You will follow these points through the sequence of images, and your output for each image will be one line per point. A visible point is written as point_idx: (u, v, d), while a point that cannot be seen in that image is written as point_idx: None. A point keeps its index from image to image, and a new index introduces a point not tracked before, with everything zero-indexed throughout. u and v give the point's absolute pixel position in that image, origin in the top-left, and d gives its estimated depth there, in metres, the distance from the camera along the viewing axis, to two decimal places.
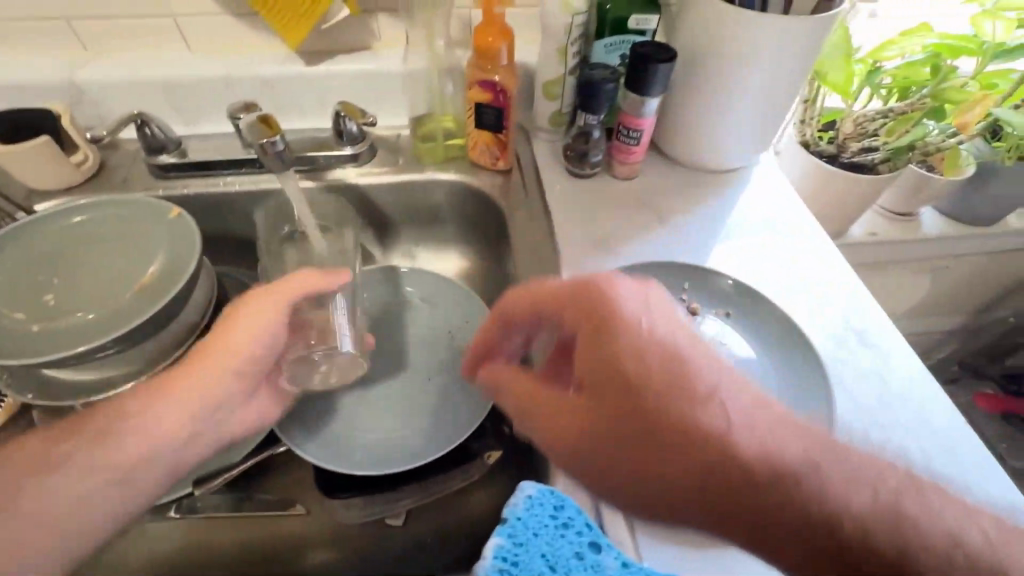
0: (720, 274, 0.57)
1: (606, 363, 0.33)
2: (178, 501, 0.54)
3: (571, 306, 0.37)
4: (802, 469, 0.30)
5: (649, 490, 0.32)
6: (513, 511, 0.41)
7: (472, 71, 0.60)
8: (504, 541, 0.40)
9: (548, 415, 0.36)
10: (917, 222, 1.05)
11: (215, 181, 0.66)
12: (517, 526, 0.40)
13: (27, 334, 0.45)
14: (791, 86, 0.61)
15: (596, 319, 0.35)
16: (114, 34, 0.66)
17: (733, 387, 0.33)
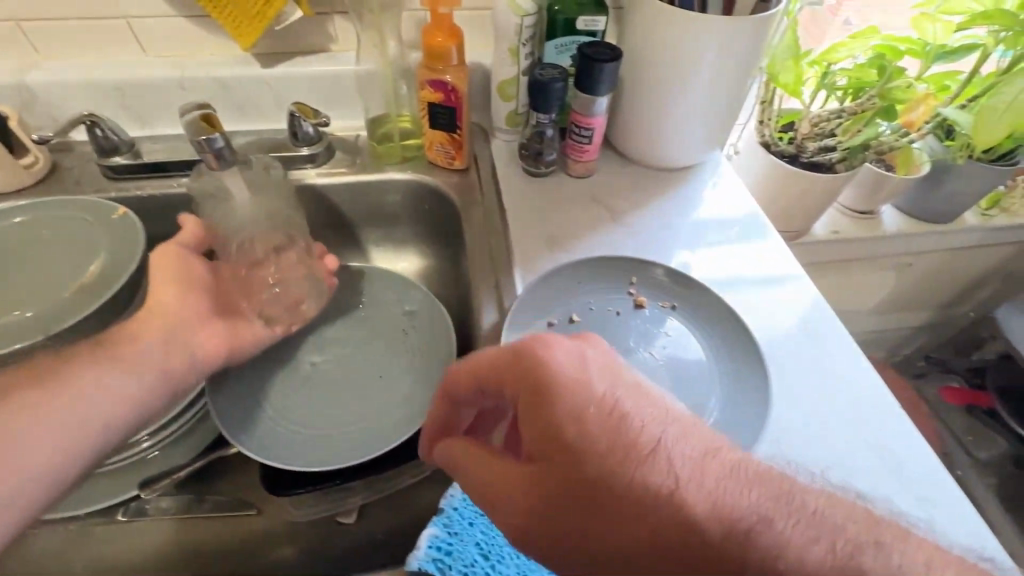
0: (653, 263, 0.56)
1: (550, 433, 0.33)
2: (125, 505, 0.54)
3: (510, 374, 0.36)
4: (754, 524, 0.30)
5: (608, 557, 0.32)
6: (450, 503, 0.44)
7: (423, 71, 0.60)
8: (439, 531, 0.42)
9: (498, 494, 0.35)
10: (877, 220, 1.07)
11: (170, 182, 0.66)
12: (452, 516, 0.43)
13: None
14: (735, 84, 0.62)
15: (536, 387, 0.34)
16: (65, 36, 0.65)
17: (679, 445, 0.33)
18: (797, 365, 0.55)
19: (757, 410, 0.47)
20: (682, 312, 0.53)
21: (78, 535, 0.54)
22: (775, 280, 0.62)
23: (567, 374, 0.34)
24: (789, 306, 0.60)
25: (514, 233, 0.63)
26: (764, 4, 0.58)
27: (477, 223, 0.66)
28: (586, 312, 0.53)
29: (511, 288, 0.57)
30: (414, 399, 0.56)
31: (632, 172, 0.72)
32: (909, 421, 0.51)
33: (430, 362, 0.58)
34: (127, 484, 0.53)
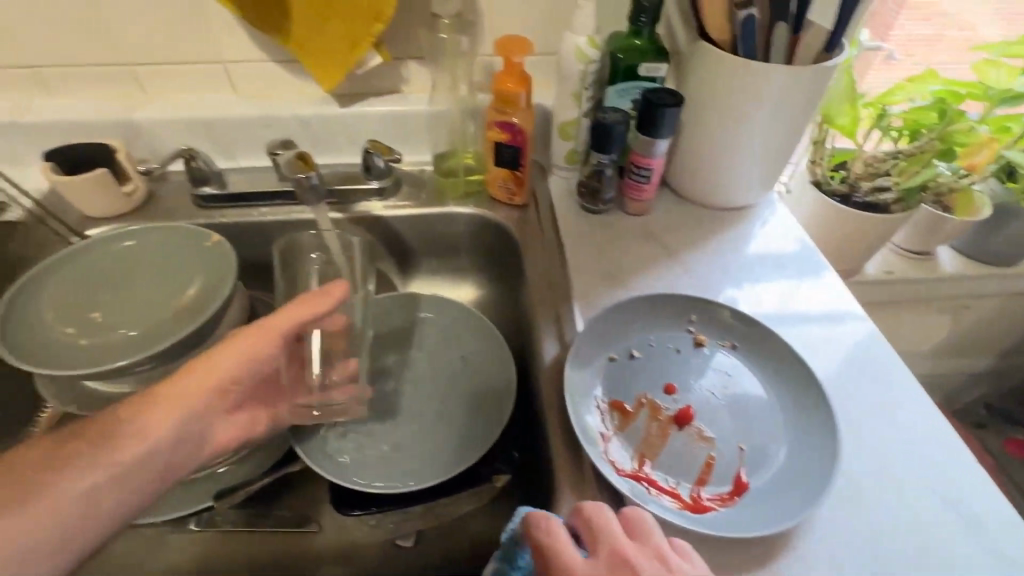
0: (723, 304, 0.57)
1: None
2: (197, 515, 0.56)
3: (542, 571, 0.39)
4: None
5: None
6: (511, 534, 0.42)
7: (492, 114, 0.64)
8: (501, 564, 0.42)
9: None
10: (935, 261, 1.05)
11: (251, 211, 0.72)
12: (513, 549, 0.42)
13: (75, 348, 0.49)
14: (794, 128, 0.63)
15: None
16: (170, 78, 0.73)
17: None
18: (862, 408, 0.54)
19: (825, 449, 0.45)
20: (741, 351, 0.54)
21: (153, 541, 0.57)
22: (835, 321, 0.62)
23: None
24: (852, 348, 0.59)
25: (573, 268, 0.64)
26: (825, 54, 0.59)
27: (536, 256, 0.68)
28: (646, 347, 0.54)
29: (571, 321, 0.58)
30: (473, 429, 0.57)
31: (686, 211, 0.73)
32: (983, 473, 0.50)
33: (490, 391, 0.60)
34: (201, 495, 0.56)
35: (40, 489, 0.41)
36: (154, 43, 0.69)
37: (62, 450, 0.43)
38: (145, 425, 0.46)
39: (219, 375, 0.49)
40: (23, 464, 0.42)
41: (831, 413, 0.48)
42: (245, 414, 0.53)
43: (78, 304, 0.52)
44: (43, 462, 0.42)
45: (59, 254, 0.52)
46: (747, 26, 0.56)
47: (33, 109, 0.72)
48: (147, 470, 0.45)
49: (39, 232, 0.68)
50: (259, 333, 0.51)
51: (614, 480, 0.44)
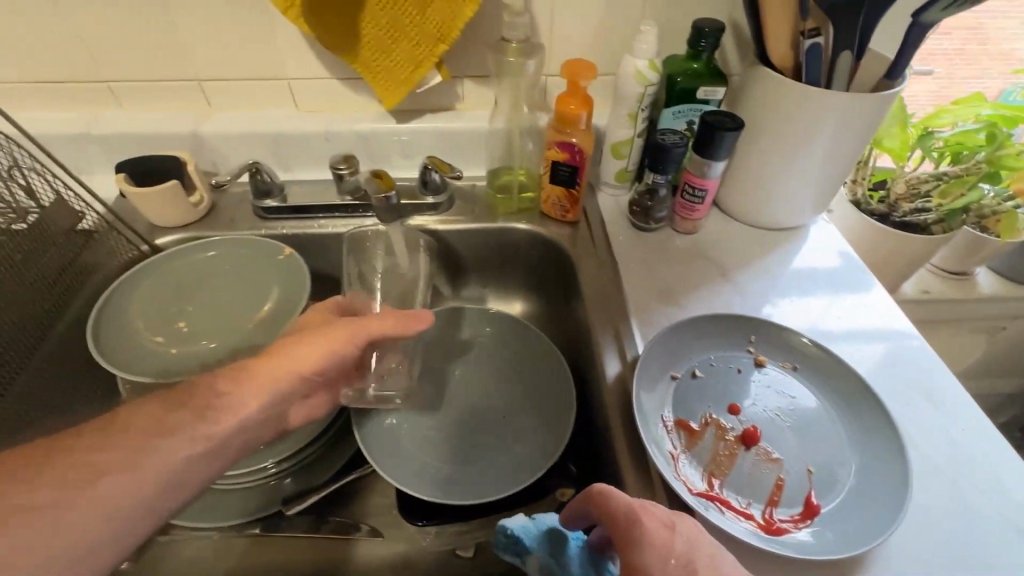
0: (795, 330, 0.57)
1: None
2: (263, 519, 0.58)
3: (602, 515, 0.40)
4: None
5: None
6: (540, 516, 0.50)
7: (552, 133, 0.66)
8: (521, 529, 0.48)
9: None
10: (973, 282, 1.04)
11: (311, 222, 0.74)
12: (537, 525, 0.49)
13: (165, 357, 0.51)
14: (851, 152, 0.64)
15: (622, 537, 0.38)
16: (236, 94, 0.75)
17: None
18: (926, 432, 0.53)
19: (895, 472, 0.45)
20: (803, 373, 0.54)
21: (216, 545, 0.58)
22: (891, 344, 0.62)
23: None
24: (913, 370, 0.59)
25: (627, 286, 0.66)
26: (887, 81, 0.59)
27: (589, 272, 0.69)
28: (707, 367, 0.55)
29: (631, 339, 0.59)
30: (534, 449, 0.58)
31: (735, 230, 0.74)
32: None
33: (548, 405, 0.61)
34: (271, 500, 0.58)
35: (149, 454, 0.39)
36: (224, 59, 0.72)
37: (164, 418, 0.41)
38: (238, 401, 0.45)
39: (306, 366, 0.49)
40: (130, 427, 0.40)
41: (898, 437, 0.48)
42: (313, 402, 0.52)
43: (166, 315, 0.54)
44: (148, 428, 0.40)
45: (145, 262, 0.54)
46: (812, 54, 0.57)
47: (105, 121, 0.74)
48: (235, 446, 0.44)
49: (109, 239, 0.67)
50: (336, 334, 0.51)
51: (689, 500, 0.44)
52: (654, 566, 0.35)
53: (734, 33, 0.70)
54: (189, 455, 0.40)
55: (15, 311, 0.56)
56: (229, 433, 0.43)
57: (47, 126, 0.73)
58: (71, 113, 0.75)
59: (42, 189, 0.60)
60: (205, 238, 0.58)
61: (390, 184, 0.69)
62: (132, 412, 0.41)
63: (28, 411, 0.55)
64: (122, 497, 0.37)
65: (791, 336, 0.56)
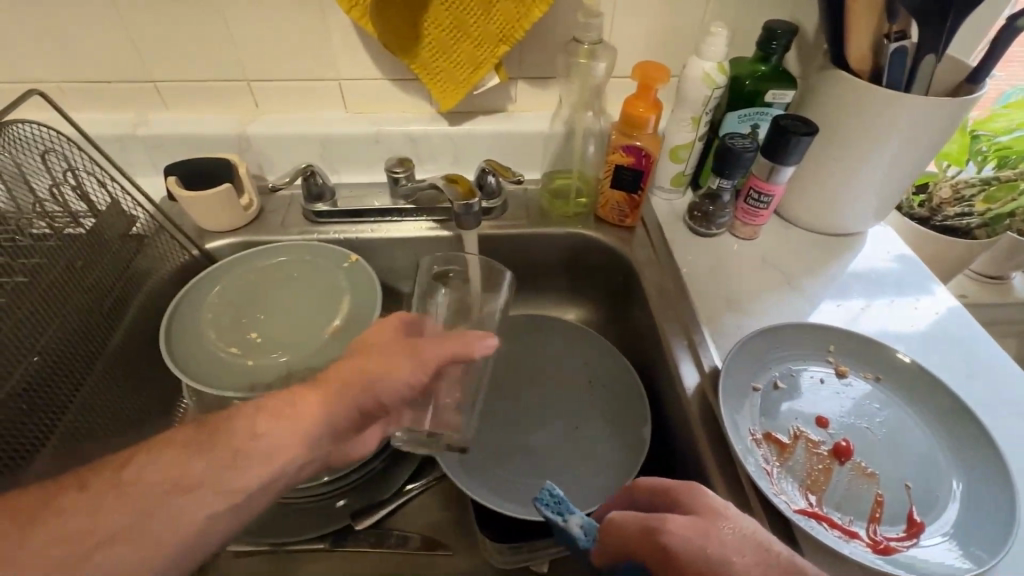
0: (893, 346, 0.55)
1: (696, 523, 0.35)
2: (328, 534, 0.56)
3: (652, 487, 0.40)
4: None
5: None
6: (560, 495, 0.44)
7: (618, 136, 0.65)
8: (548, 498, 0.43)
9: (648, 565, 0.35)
10: (1009, 286, 0.97)
11: (363, 227, 0.72)
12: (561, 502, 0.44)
13: (242, 368, 0.51)
14: (927, 157, 0.62)
15: (677, 496, 0.38)
16: (283, 95, 0.73)
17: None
18: (1016, 443, 0.52)
19: (1000, 489, 0.44)
20: (887, 384, 0.53)
21: (275, 561, 0.55)
22: (969, 353, 0.60)
23: (717, 560, 0.33)
24: (996, 379, 0.57)
25: (693, 293, 0.64)
26: (968, 85, 0.58)
27: (651, 278, 0.67)
28: (789, 377, 0.54)
29: (705, 349, 0.58)
30: (610, 461, 0.56)
31: (795, 236, 0.73)
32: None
33: (614, 413, 0.60)
34: (339, 514, 0.57)
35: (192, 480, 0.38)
36: (275, 61, 0.70)
37: (203, 451, 0.39)
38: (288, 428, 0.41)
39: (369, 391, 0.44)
40: (169, 458, 0.38)
41: (997, 449, 0.46)
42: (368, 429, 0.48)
43: (239, 325, 0.54)
44: (184, 458, 0.38)
45: (217, 266, 0.57)
46: (897, 56, 0.57)
47: (150, 123, 0.72)
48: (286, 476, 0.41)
49: (159, 243, 0.65)
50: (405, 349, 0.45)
51: (794, 517, 0.43)
52: (718, 512, 0.36)
53: (798, 38, 0.69)
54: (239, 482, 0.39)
55: (76, 317, 0.54)
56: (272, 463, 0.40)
57: (91, 127, 0.71)
58: (115, 115, 0.73)
59: (94, 192, 0.59)
60: (272, 245, 0.60)
61: (468, 189, 0.66)
62: (178, 435, 0.40)
63: (87, 421, 0.54)
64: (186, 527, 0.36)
65: (887, 352, 0.55)
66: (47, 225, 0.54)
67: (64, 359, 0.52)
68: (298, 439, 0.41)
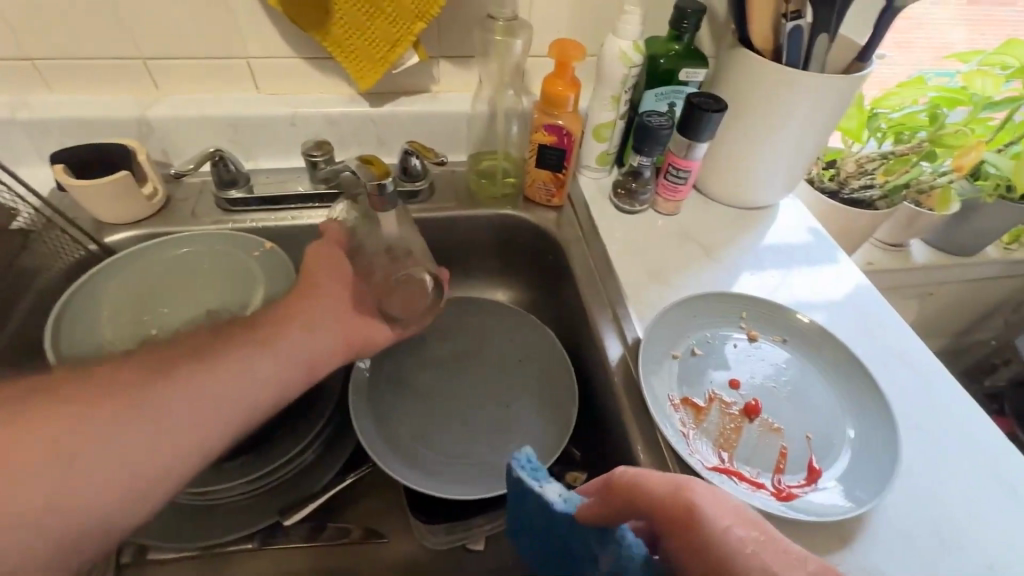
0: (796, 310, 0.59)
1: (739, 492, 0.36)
2: (258, 531, 0.54)
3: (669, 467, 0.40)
4: None
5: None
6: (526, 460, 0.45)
7: (539, 116, 0.65)
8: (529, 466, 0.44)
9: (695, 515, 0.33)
10: (907, 252, 1.04)
11: (282, 215, 0.69)
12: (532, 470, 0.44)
13: None
14: (826, 132, 0.66)
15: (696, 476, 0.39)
16: (186, 74, 0.68)
17: None
18: (902, 393, 0.57)
19: (886, 436, 0.48)
20: (792, 346, 0.57)
21: (202, 563, 0.53)
22: (864, 314, 0.65)
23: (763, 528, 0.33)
24: (885, 336, 0.63)
25: (618, 268, 0.66)
26: (858, 64, 0.62)
27: (578, 255, 0.69)
28: (705, 344, 0.57)
29: (628, 322, 0.59)
30: (543, 437, 0.57)
31: (715, 211, 0.76)
32: (1021, 455, 0.52)
33: (544, 389, 0.61)
34: (267, 510, 0.54)
35: (154, 396, 0.39)
36: (174, 37, 0.64)
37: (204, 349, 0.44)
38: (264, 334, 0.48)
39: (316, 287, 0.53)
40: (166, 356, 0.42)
41: (883, 397, 0.51)
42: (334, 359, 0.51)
43: (139, 322, 0.51)
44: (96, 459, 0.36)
45: (117, 257, 0.54)
46: (794, 36, 0.60)
47: (32, 106, 0.66)
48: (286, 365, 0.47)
49: (49, 238, 0.59)
50: (327, 252, 0.57)
51: (706, 474, 0.46)
52: None
53: (709, 17, 0.71)
54: (241, 368, 0.44)
55: None
56: (252, 364, 0.45)
57: None
58: None
59: None
60: (178, 236, 0.58)
61: (382, 171, 0.63)
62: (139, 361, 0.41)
63: None
64: (204, 393, 0.42)
65: (792, 316, 0.58)
66: None
67: None
68: (300, 322, 0.50)
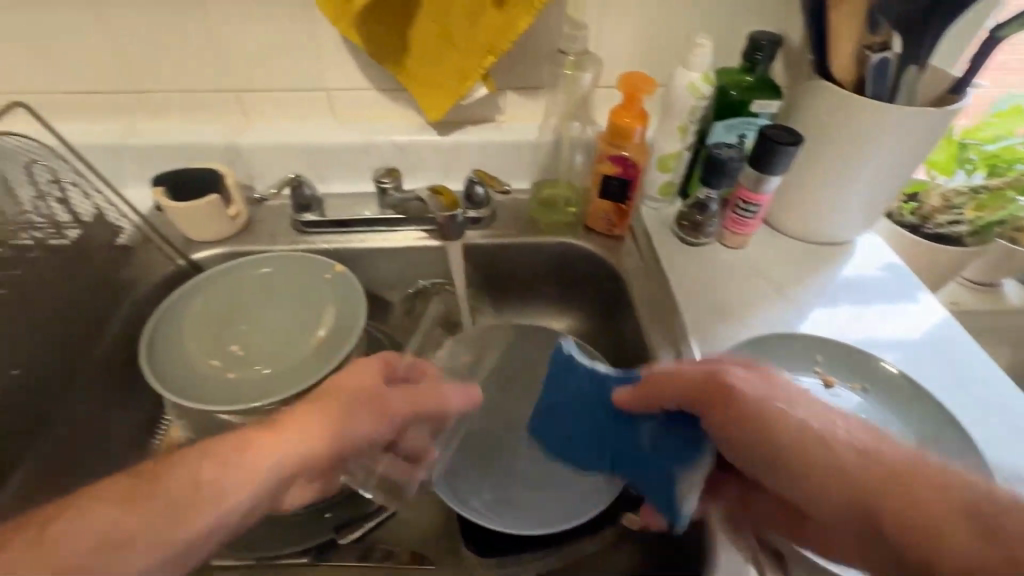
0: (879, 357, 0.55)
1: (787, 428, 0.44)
2: (312, 547, 0.55)
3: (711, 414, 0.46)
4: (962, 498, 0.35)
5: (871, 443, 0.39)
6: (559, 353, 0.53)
7: (605, 147, 0.65)
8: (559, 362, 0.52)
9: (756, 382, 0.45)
10: (1000, 293, 0.95)
11: (350, 237, 0.72)
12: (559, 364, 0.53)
13: (224, 381, 0.53)
14: (912, 167, 0.62)
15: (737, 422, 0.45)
16: (272, 104, 0.73)
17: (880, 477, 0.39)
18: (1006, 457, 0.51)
19: None
20: (875, 396, 0.53)
21: None
22: (959, 359, 0.60)
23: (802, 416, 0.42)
24: (985, 390, 0.57)
25: (681, 302, 0.64)
26: (952, 96, 0.58)
27: (639, 286, 0.67)
28: None
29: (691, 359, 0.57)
30: None
31: (785, 245, 0.73)
32: None
33: None
34: (322, 527, 0.56)
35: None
36: (265, 70, 0.70)
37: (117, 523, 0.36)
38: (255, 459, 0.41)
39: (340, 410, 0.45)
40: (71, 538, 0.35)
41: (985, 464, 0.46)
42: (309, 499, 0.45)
43: (220, 340, 0.56)
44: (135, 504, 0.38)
45: (204, 276, 0.58)
46: (879, 68, 0.57)
47: (139, 132, 0.72)
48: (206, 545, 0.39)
49: (146, 253, 0.65)
50: (367, 369, 0.47)
51: None
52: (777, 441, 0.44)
53: (784, 47, 0.69)
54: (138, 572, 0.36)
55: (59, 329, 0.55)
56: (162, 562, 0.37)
57: (79, 138, 0.71)
58: (104, 125, 0.73)
59: (80, 203, 0.59)
60: (258, 255, 0.61)
61: (451, 201, 0.69)
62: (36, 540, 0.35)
63: None
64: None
65: (874, 362, 0.54)
66: (30, 236, 0.54)
67: (45, 369, 0.54)
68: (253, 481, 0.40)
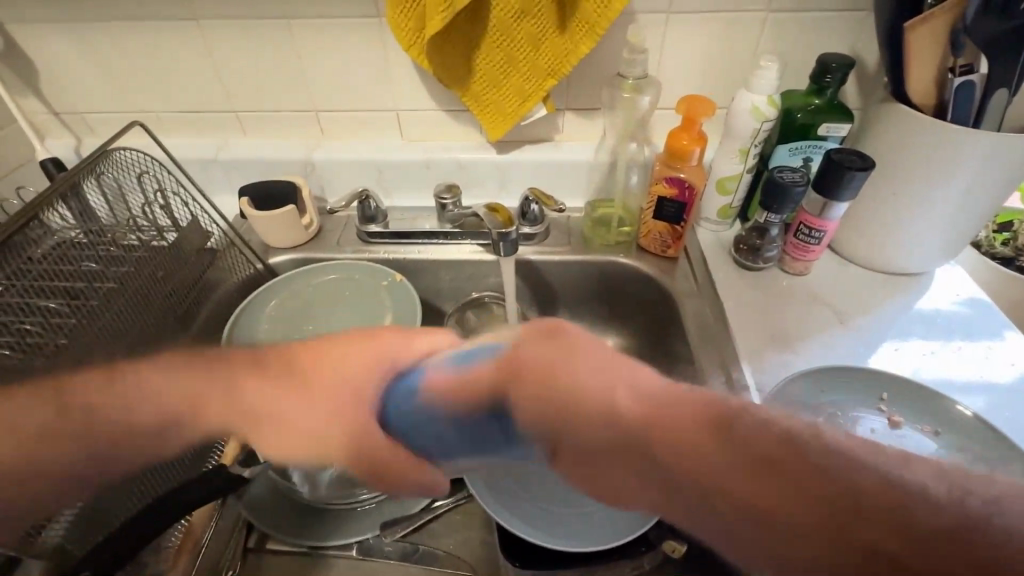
0: (955, 400, 0.51)
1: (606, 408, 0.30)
2: (360, 541, 0.58)
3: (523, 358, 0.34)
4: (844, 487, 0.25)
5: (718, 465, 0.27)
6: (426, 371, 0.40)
7: (661, 169, 0.65)
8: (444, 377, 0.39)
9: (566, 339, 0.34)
10: None
11: (410, 248, 0.75)
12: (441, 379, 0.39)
13: None
14: (999, 194, 0.58)
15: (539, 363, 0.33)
16: (347, 123, 0.79)
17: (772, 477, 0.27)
18: None
19: None
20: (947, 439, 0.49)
21: (309, 562, 0.58)
22: None
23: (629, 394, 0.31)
24: None
25: (736, 322, 0.62)
26: None
27: (691, 310, 0.67)
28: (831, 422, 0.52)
29: (741, 385, 0.56)
30: None
31: (852, 273, 0.69)
32: None
33: None
34: (370, 523, 0.59)
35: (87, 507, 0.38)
36: (341, 91, 0.75)
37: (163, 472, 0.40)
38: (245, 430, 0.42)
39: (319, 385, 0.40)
40: None
41: None
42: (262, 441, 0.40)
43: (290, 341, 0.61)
44: None
45: (279, 279, 0.64)
46: (963, 92, 0.54)
47: (229, 147, 0.80)
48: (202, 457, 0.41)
49: (229, 256, 0.71)
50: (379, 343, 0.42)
51: None
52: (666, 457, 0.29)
53: (858, 70, 0.67)
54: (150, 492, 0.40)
55: (153, 321, 0.61)
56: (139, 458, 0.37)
57: (181, 152, 0.80)
58: (200, 139, 0.81)
59: (178, 210, 0.67)
60: (326, 264, 0.66)
61: (507, 218, 0.70)
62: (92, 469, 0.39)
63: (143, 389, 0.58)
64: None
65: (949, 406, 0.51)
66: (136, 237, 0.62)
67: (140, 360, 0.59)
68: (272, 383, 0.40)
